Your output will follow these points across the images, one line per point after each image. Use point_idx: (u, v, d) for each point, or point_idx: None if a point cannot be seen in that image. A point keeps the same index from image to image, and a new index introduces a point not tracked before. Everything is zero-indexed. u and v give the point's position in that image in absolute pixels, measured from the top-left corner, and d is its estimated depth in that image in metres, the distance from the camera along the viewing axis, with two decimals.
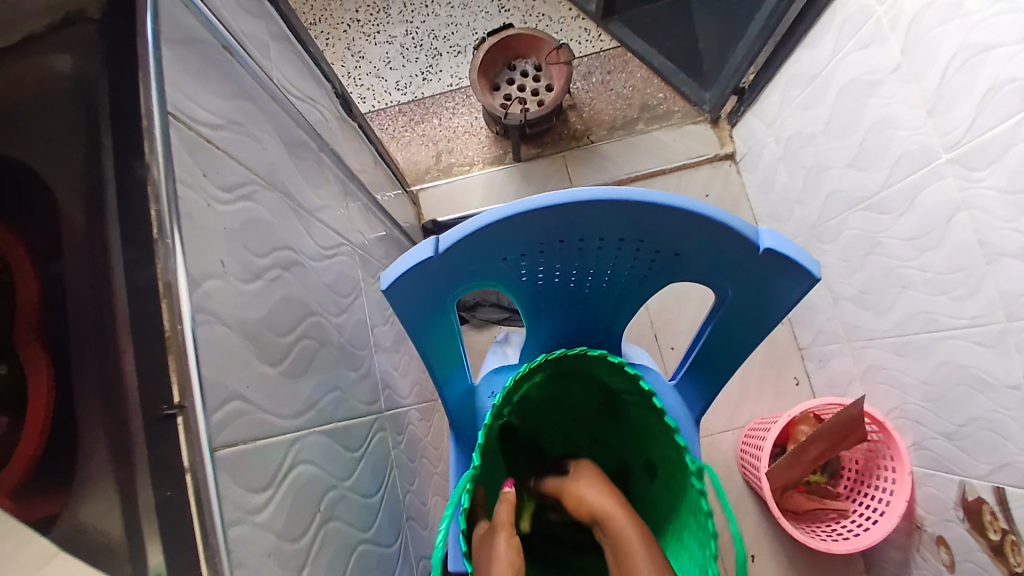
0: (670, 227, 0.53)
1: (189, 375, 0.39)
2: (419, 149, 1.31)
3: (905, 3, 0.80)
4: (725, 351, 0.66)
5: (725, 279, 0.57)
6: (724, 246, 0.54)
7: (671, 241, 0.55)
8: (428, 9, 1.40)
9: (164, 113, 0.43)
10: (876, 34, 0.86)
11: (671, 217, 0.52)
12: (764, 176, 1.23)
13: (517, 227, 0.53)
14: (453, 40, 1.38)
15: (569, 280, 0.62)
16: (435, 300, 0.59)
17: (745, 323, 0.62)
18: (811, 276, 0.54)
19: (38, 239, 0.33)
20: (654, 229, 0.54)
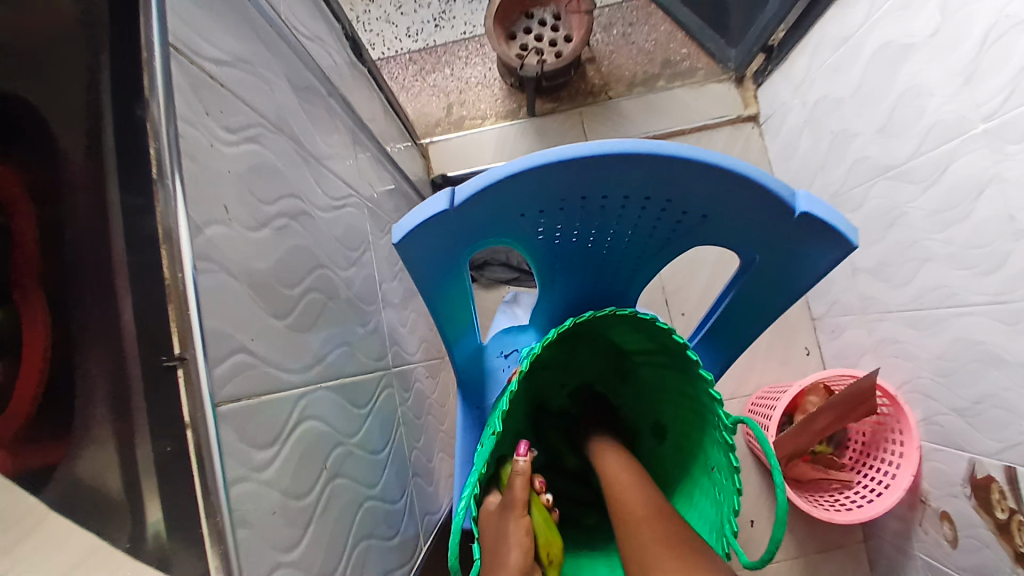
0: (701, 186, 0.50)
1: (190, 326, 0.37)
2: (430, 101, 1.26)
3: None
4: (745, 318, 0.64)
5: (754, 242, 0.55)
6: (756, 209, 0.51)
7: (699, 201, 0.52)
8: None
9: (165, 44, 0.39)
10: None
11: (703, 175, 0.49)
12: (787, 140, 1.19)
13: (539, 180, 0.50)
14: None
15: (588, 239, 0.59)
16: (447, 255, 0.57)
17: (769, 290, 0.60)
18: (846, 242, 0.51)
19: (36, 172, 0.30)
20: (684, 188, 0.51)
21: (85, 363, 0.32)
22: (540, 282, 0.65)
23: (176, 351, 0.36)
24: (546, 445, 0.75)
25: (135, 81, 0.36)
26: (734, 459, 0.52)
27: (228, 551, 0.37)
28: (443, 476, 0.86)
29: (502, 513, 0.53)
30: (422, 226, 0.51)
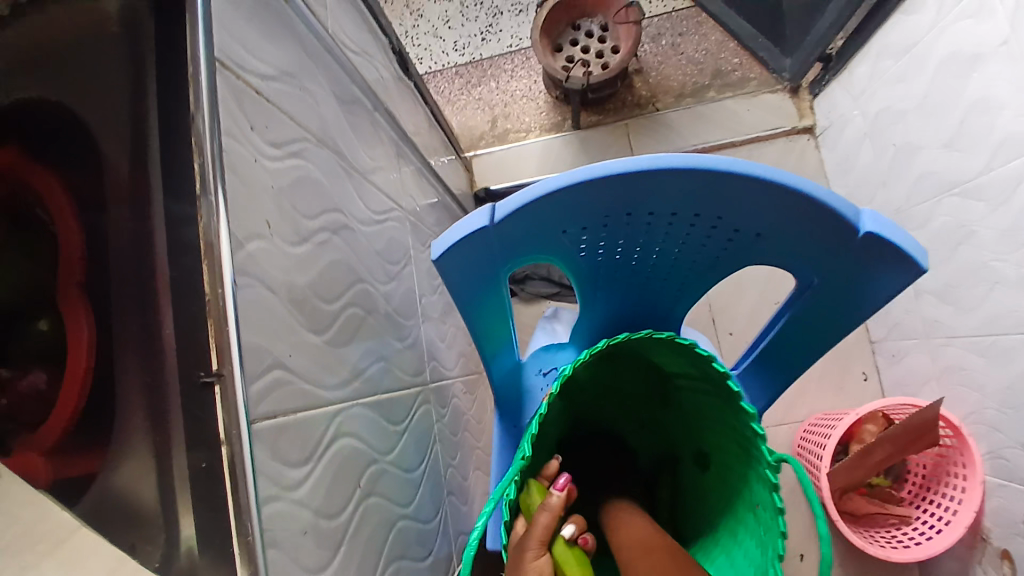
0: (754, 203, 0.47)
1: (229, 342, 0.36)
2: (475, 114, 1.26)
3: None
4: (799, 343, 0.60)
5: (811, 263, 0.51)
6: (815, 228, 0.48)
7: (752, 219, 0.49)
8: None
9: (212, 59, 0.40)
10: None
11: (756, 192, 0.46)
12: (845, 152, 1.13)
13: (581, 197, 0.48)
14: None
15: (632, 257, 0.57)
16: (486, 271, 0.55)
17: (828, 314, 0.56)
18: (915, 264, 0.47)
19: (79, 188, 0.31)
20: (735, 205, 0.48)
21: (122, 377, 0.32)
22: (581, 302, 0.63)
23: (211, 368, 0.36)
24: (584, 468, 0.73)
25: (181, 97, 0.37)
26: (778, 499, 0.49)
27: (259, 569, 0.36)
28: (479, 494, 0.85)
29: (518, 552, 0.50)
30: (461, 242, 0.51)
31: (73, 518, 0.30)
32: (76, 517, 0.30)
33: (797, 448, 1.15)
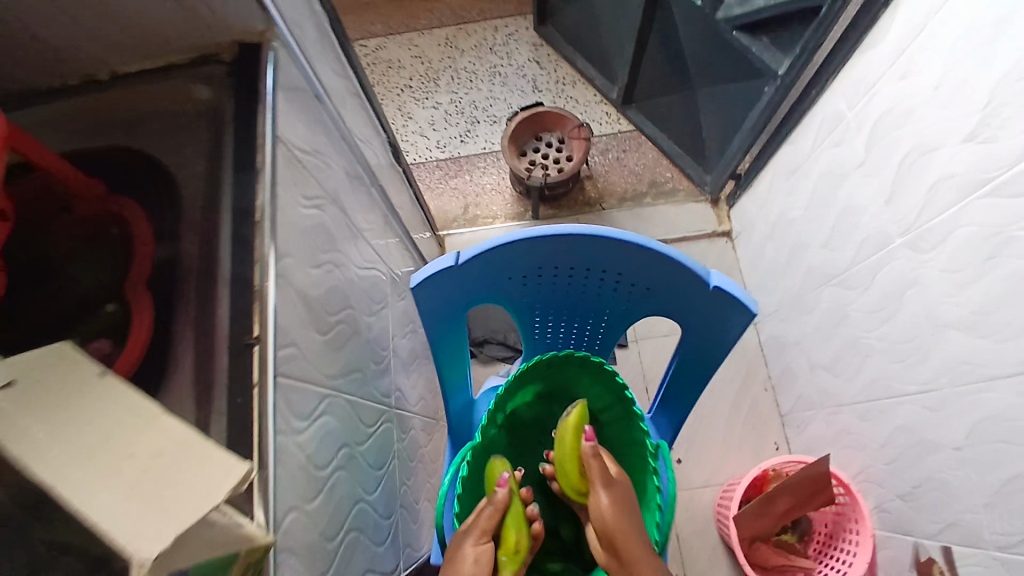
0: (643, 264, 0.67)
1: (267, 318, 0.51)
2: (450, 200, 1.48)
3: (866, 112, 0.94)
4: (689, 381, 0.78)
5: (686, 312, 0.70)
6: (685, 285, 0.67)
7: (642, 276, 0.69)
8: (472, 83, 1.60)
9: (274, 134, 0.59)
10: (849, 134, 0.99)
11: (644, 255, 0.66)
12: (754, 252, 1.38)
13: (522, 250, 0.67)
14: (491, 111, 1.57)
15: (560, 303, 0.75)
16: (448, 305, 0.72)
17: (702, 355, 0.74)
18: (751, 314, 0.67)
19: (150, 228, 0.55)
20: (630, 265, 0.68)
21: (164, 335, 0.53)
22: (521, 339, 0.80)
23: (253, 332, 0.51)
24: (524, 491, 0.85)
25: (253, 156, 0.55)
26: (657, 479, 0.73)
27: (268, 480, 0.47)
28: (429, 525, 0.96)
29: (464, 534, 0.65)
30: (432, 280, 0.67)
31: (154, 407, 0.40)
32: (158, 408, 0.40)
33: (717, 507, 1.29)
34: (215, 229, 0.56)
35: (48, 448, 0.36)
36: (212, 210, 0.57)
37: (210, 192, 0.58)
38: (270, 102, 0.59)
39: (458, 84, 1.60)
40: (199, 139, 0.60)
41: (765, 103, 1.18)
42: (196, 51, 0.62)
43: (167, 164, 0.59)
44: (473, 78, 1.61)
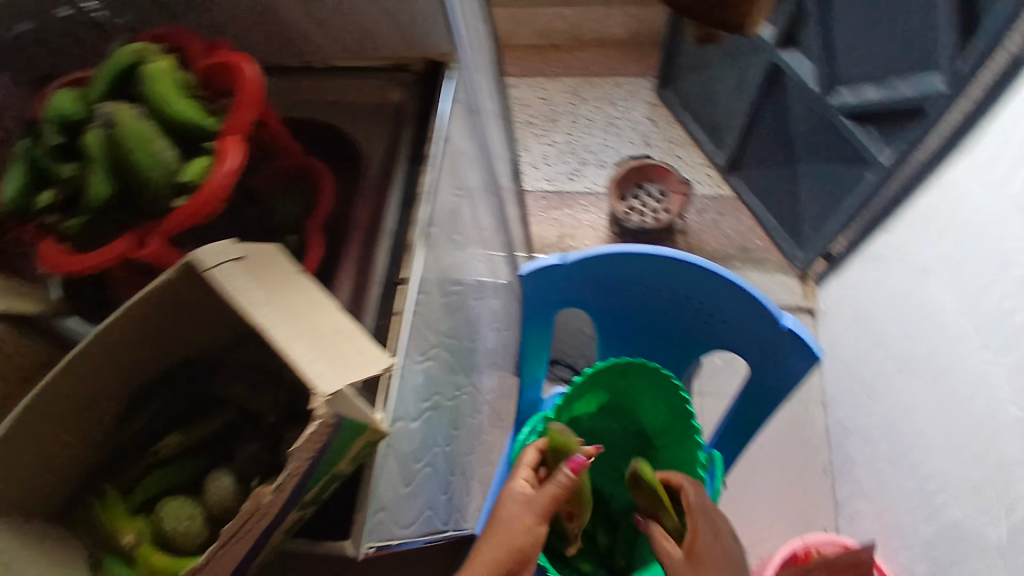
0: (723, 294, 0.76)
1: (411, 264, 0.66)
2: (548, 229, 1.61)
3: (957, 212, 0.99)
4: (744, 414, 0.85)
5: (752, 344, 0.78)
6: (758, 321, 0.75)
7: (719, 305, 0.78)
8: (589, 129, 1.71)
9: (438, 132, 0.74)
10: (941, 229, 1.03)
11: (726, 286, 0.75)
12: (834, 332, 1.40)
13: (620, 260, 0.78)
14: (601, 157, 1.69)
15: (641, 317, 0.85)
16: (547, 298, 0.83)
17: (758, 389, 0.81)
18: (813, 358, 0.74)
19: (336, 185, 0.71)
20: (711, 293, 0.77)
21: (332, 270, 0.67)
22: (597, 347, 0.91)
23: (401, 275, 0.66)
24: None
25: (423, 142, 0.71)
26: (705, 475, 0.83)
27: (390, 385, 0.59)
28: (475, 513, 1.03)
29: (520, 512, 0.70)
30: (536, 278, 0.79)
31: (333, 301, 0.55)
32: (334, 303, 0.55)
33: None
34: (386, 198, 0.72)
35: (263, 307, 0.49)
36: (385, 184, 0.73)
37: (386, 170, 0.74)
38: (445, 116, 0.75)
39: (576, 128, 1.71)
40: (384, 130, 0.77)
41: (865, 189, 1.24)
42: (394, 61, 0.79)
43: (357, 144, 0.76)
44: (591, 124, 1.72)
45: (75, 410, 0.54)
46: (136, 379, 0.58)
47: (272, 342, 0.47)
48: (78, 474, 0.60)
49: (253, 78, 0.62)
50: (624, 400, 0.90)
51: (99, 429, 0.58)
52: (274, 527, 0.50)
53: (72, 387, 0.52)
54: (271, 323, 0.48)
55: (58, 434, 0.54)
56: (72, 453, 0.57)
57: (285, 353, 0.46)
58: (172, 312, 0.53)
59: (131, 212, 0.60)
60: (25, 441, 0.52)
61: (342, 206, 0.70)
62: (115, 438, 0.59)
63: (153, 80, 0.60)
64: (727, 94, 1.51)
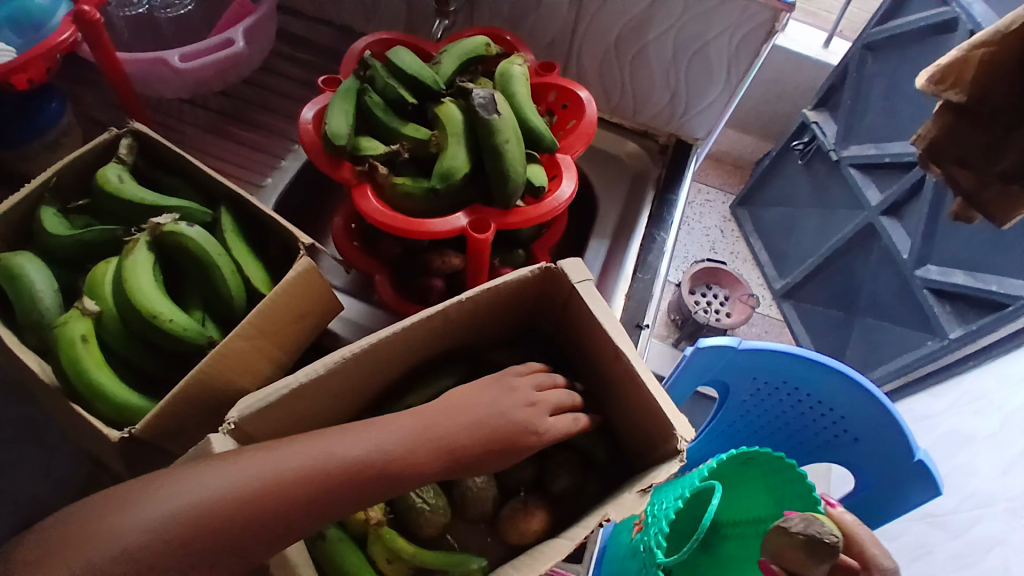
0: (867, 423, 0.86)
1: (649, 308, 0.71)
2: (672, 318, 1.44)
3: (992, 404, 0.93)
4: (867, 509, 0.91)
5: (871, 469, 0.89)
6: (889, 451, 0.85)
7: (857, 428, 0.87)
8: (735, 235, 1.59)
9: (676, 192, 0.79)
10: (990, 405, 0.93)
11: (870, 416, 0.85)
12: None
13: (782, 362, 0.86)
14: (738, 266, 1.55)
15: (776, 408, 0.92)
16: (707, 371, 0.87)
17: (873, 506, 0.90)
18: (934, 489, 0.83)
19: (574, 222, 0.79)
20: (854, 419, 0.87)
21: None
22: (721, 414, 0.93)
23: (643, 320, 0.71)
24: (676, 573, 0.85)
25: (666, 205, 0.78)
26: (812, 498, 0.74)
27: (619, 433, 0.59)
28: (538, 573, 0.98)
29: (510, 512, 0.56)
30: (714, 348, 0.82)
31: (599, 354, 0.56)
32: (601, 356, 0.56)
33: None
34: (626, 249, 0.75)
35: (625, 333, 0.53)
36: (625, 237, 0.76)
37: (625, 220, 0.78)
38: (685, 197, 0.79)
39: (727, 229, 1.59)
40: (625, 187, 0.81)
41: None
42: (643, 127, 0.84)
43: (596, 189, 0.80)
44: (738, 232, 1.59)
45: (377, 363, 0.53)
46: (414, 357, 0.57)
47: (629, 365, 0.51)
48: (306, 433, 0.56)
49: (594, 115, 0.64)
50: (759, 498, 0.82)
51: (356, 390, 0.55)
52: (551, 553, 0.48)
53: (396, 345, 0.53)
54: (637, 355, 0.52)
55: (346, 383, 0.52)
56: (336, 406, 0.55)
57: (646, 384, 0.51)
58: (506, 299, 0.56)
59: (470, 190, 0.60)
60: (334, 380, 0.50)
61: (585, 243, 0.77)
62: (359, 404, 0.58)
63: (515, 85, 0.62)
64: (813, 214, 1.43)
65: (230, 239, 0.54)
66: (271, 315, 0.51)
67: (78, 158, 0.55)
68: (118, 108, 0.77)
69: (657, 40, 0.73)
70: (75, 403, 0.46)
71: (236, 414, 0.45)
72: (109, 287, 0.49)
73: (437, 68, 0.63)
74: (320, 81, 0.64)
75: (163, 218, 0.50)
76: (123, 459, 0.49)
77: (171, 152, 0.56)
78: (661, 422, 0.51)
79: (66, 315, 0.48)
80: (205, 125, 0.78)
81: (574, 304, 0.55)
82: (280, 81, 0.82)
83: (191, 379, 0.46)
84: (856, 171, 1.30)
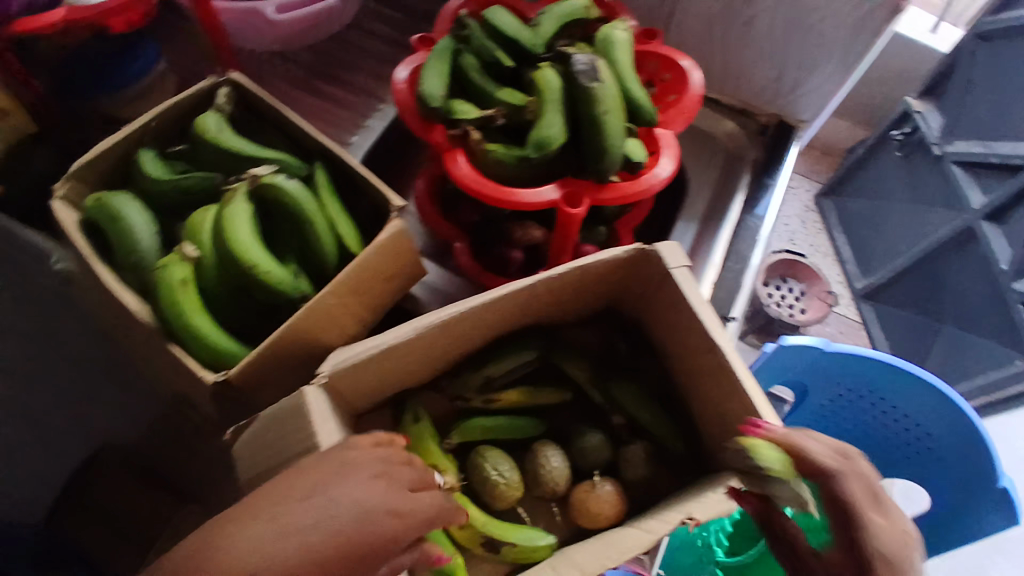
0: (953, 441, 0.80)
1: (736, 300, 0.68)
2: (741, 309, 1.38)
3: None
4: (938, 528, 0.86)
5: (948, 490, 0.83)
6: (974, 476, 0.79)
7: (940, 445, 0.82)
8: (817, 228, 1.50)
9: (774, 177, 0.74)
10: None
11: (958, 434, 0.79)
12: None
13: (869, 368, 0.80)
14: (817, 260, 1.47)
15: (853, 414, 0.87)
16: (785, 370, 0.82)
17: (945, 527, 0.85)
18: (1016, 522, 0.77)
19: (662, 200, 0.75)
20: (939, 435, 0.81)
21: None
22: (793, 414, 0.89)
23: (730, 312, 0.67)
24: None
25: (762, 191, 0.73)
26: None
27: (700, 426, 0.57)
28: None
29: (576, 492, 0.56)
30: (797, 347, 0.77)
31: (690, 346, 0.53)
32: (694, 350, 0.53)
33: None
34: (716, 234, 0.71)
35: (722, 328, 0.50)
36: (716, 222, 0.72)
37: (716, 203, 0.74)
38: (784, 183, 0.74)
39: (808, 221, 1.50)
40: (718, 168, 0.76)
41: None
42: (742, 104, 0.79)
43: (687, 168, 0.76)
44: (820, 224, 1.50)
45: (463, 330, 0.53)
46: (497, 328, 0.57)
47: (726, 362, 0.49)
48: (387, 391, 0.57)
49: (699, 89, 0.60)
50: None
51: (439, 355, 0.55)
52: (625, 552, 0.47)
53: (482, 315, 0.52)
54: (734, 352, 0.49)
55: (431, 347, 0.53)
56: (419, 367, 0.55)
57: (742, 383, 0.48)
58: (597, 278, 0.55)
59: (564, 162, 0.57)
60: (422, 342, 0.51)
61: (672, 225, 0.74)
62: (440, 369, 0.58)
63: (617, 51, 0.59)
64: (905, 210, 1.32)
65: (323, 194, 0.54)
66: (359, 275, 0.51)
67: (180, 103, 0.55)
68: (211, 58, 0.78)
69: (769, 11, 0.68)
70: (173, 344, 0.48)
71: (328, 368, 0.47)
72: (207, 231, 0.50)
73: (537, 29, 0.60)
74: (415, 39, 0.62)
75: (261, 170, 0.51)
76: (214, 403, 0.51)
77: (267, 102, 0.56)
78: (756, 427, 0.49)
79: (168, 258, 0.48)
80: (294, 81, 0.78)
81: (667, 290, 0.53)
82: (368, 39, 0.81)
83: (283, 331, 0.47)
84: (959, 169, 1.20)
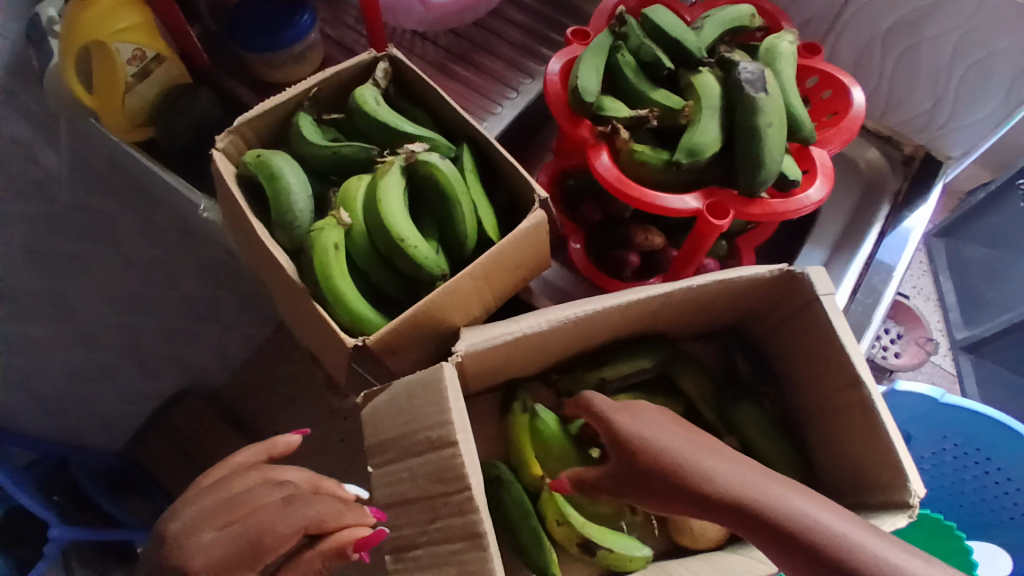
0: None
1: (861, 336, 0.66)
2: None
3: None
4: None
5: None
6: None
7: None
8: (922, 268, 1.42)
9: (916, 213, 0.70)
10: None
11: None
12: None
13: (985, 427, 0.75)
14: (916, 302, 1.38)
15: (951, 472, 0.82)
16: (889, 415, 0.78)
17: None
18: None
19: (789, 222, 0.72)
20: None
21: None
22: None
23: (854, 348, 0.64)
24: None
25: (901, 226, 0.70)
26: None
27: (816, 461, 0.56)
28: None
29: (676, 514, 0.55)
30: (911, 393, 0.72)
31: (825, 377, 0.52)
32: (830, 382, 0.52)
33: None
34: (846, 264, 0.68)
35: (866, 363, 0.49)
36: (846, 252, 0.69)
37: (848, 232, 0.71)
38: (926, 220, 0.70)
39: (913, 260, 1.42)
40: (854, 195, 0.73)
41: None
42: (889, 131, 0.74)
43: None
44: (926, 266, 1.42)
45: (592, 329, 0.54)
46: (621, 331, 0.57)
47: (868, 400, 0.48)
48: (503, 378, 0.58)
49: (861, 112, 0.57)
50: None
51: (562, 349, 0.56)
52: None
53: (616, 317, 0.53)
54: (877, 391, 0.48)
55: (559, 341, 0.54)
56: (540, 359, 0.56)
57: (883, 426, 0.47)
58: (734, 296, 0.54)
59: (712, 172, 0.56)
60: (555, 334, 0.51)
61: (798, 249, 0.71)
62: (557, 363, 0.59)
63: (782, 64, 0.56)
64: None
65: (469, 177, 0.55)
66: (500, 261, 0.52)
67: (342, 72, 0.57)
68: (356, 32, 0.80)
69: (942, 37, 0.63)
70: (317, 303, 0.49)
71: (464, 348, 0.49)
72: (360, 201, 0.52)
73: (699, 34, 0.58)
74: (569, 31, 0.62)
75: (417, 146, 0.52)
76: (345, 368, 0.53)
77: (424, 80, 0.57)
78: (893, 471, 0.47)
79: (323, 223, 0.50)
80: (430, 61, 0.79)
81: (810, 317, 0.51)
82: (506, 26, 0.81)
83: (425, 306, 0.48)
84: None
